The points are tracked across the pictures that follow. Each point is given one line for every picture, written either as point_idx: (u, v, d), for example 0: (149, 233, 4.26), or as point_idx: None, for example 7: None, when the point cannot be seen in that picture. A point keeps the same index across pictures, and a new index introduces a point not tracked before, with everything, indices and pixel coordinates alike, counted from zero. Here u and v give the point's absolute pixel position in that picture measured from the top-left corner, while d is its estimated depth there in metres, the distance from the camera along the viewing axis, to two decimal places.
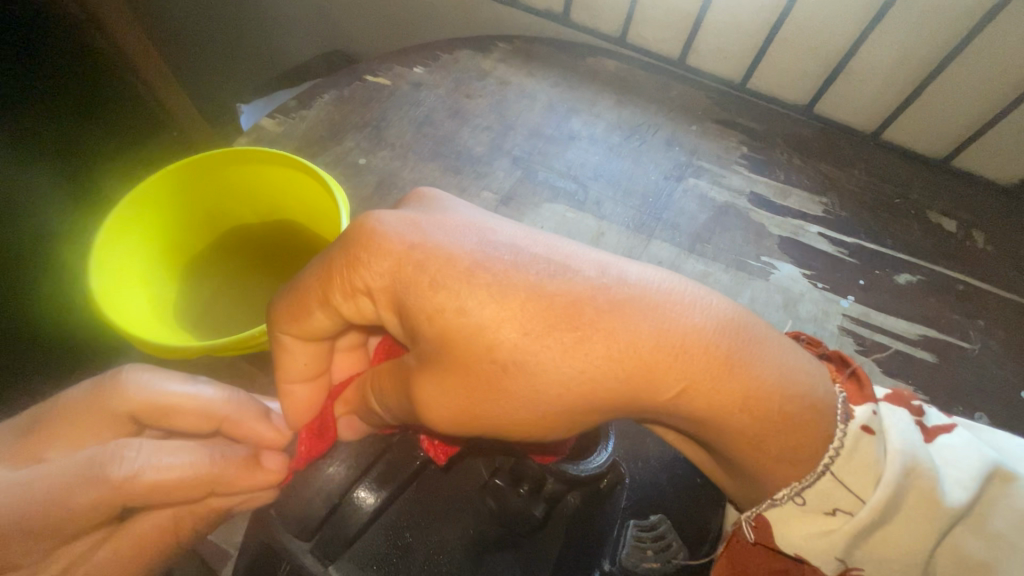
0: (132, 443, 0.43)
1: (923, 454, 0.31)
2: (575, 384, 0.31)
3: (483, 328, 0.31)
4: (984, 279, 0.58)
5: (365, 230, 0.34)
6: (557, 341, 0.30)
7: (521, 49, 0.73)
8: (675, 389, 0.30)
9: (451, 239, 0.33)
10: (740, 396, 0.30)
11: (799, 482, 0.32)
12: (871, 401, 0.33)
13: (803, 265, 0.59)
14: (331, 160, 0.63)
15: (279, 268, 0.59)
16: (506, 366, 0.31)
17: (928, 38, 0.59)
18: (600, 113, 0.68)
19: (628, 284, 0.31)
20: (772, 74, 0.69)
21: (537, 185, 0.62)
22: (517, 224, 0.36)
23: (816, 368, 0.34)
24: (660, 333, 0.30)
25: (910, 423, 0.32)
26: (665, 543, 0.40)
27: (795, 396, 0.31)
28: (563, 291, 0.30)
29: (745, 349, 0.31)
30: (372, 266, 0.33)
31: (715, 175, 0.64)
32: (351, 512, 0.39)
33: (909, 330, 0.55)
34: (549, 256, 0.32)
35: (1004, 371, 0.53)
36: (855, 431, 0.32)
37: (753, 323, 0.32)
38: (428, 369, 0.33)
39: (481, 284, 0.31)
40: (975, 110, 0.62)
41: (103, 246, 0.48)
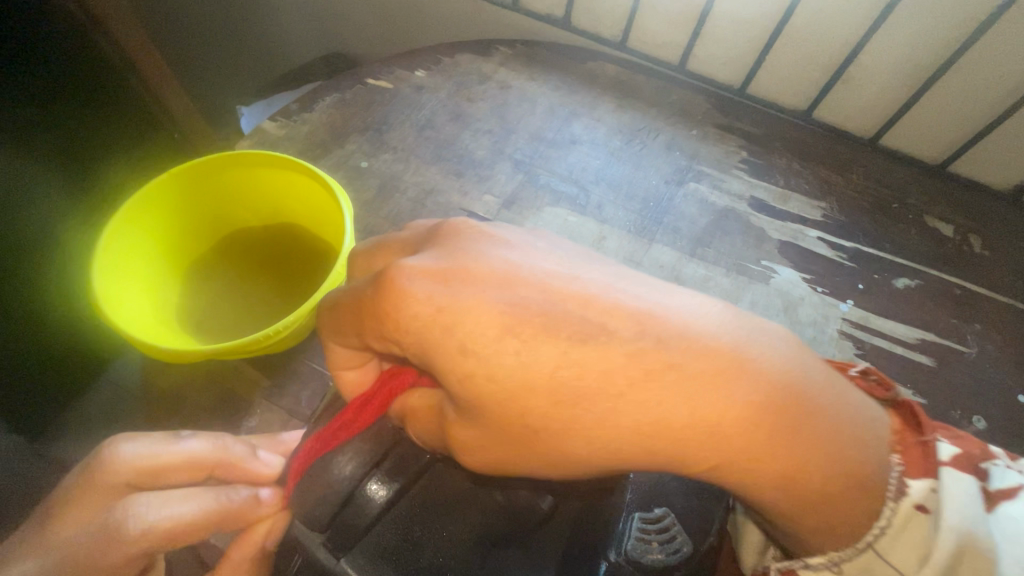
0: (146, 504, 0.38)
1: (979, 531, 0.30)
2: (602, 447, 0.31)
3: (516, 395, 0.30)
4: (981, 283, 0.59)
5: (394, 280, 0.30)
6: (587, 411, 0.30)
7: (522, 53, 0.73)
8: (705, 461, 0.30)
9: (482, 295, 0.30)
10: (787, 475, 0.30)
11: (839, 552, 0.32)
12: (932, 474, 0.31)
13: (803, 269, 0.59)
14: (333, 163, 0.63)
15: (282, 274, 0.59)
16: (536, 432, 0.31)
17: (926, 45, 0.59)
18: (601, 118, 0.69)
19: (670, 347, 0.29)
20: (771, 80, 0.70)
21: (539, 189, 0.63)
22: (553, 261, 0.32)
23: (867, 427, 0.32)
24: (692, 411, 0.29)
25: (972, 491, 0.31)
26: (670, 536, 0.36)
27: (843, 471, 0.30)
28: (597, 360, 0.29)
29: (801, 420, 0.30)
30: (403, 320, 0.30)
31: (714, 180, 0.65)
32: (363, 504, 0.35)
33: (908, 334, 0.56)
34: (587, 319, 0.30)
35: (1001, 374, 0.54)
36: (907, 509, 0.31)
37: (806, 393, 0.30)
38: (465, 418, 0.32)
39: (515, 351, 0.29)
40: (972, 116, 0.63)
41: (104, 255, 0.48)
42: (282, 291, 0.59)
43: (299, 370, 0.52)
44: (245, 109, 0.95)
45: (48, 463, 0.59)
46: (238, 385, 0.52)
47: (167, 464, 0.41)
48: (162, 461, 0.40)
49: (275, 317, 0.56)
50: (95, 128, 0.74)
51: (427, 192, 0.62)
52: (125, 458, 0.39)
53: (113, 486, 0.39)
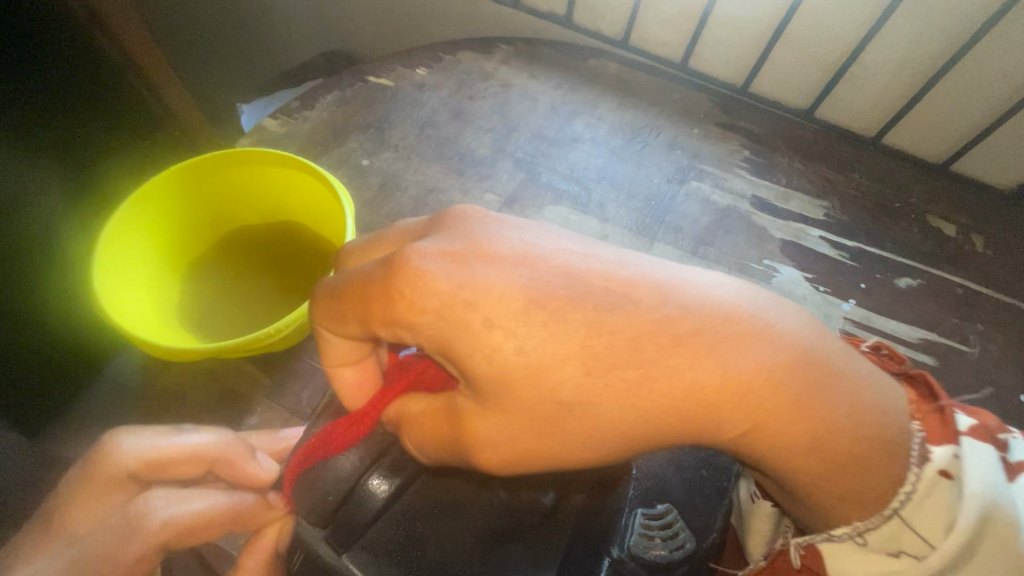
0: (153, 502, 0.40)
1: (1004, 497, 0.29)
2: (635, 425, 0.30)
3: (543, 370, 0.30)
4: (983, 283, 0.59)
5: (408, 260, 0.31)
6: (619, 381, 0.30)
7: (524, 51, 0.73)
8: (733, 430, 0.30)
9: (503, 271, 0.31)
10: (810, 439, 0.30)
11: (862, 523, 0.32)
12: (952, 441, 0.31)
13: (805, 269, 0.59)
14: (334, 161, 0.63)
15: (283, 271, 0.59)
16: (570, 407, 0.30)
17: (929, 44, 0.59)
18: (603, 116, 0.68)
19: (691, 316, 0.30)
20: (774, 78, 0.70)
21: (540, 187, 0.63)
22: (568, 240, 0.33)
23: (883, 394, 0.32)
24: (722, 374, 0.29)
25: (993, 461, 0.30)
26: (673, 531, 0.36)
27: (863, 433, 0.30)
28: (624, 327, 0.30)
29: (818, 382, 0.30)
30: (423, 299, 0.30)
31: (717, 178, 0.65)
32: (364, 499, 0.35)
33: (910, 334, 0.56)
34: (607, 287, 0.31)
35: (1003, 374, 0.54)
36: (931, 475, 0.31)
37: (821, 358, 0.31)
38: (488, 407, 0.32)
39: (539, 324, 0.30)
40: (975, 115, 0.62)
41: (105, 251, 0.48)
42: (283, 288, 0.58)
43: (300, 367, 0.52)
44: (246, 107, 0.95)
45: (46, 461, 0.59)
46: (239, 382, 0.52)
47: (169, 455, 0.43)
48: (161, 455, 0.42)
49: (276, 315, 0.56)
50: (96, 127, 0.74)
51: (428, 190, 0.62)
52: (126, 451, 0.41)
53: (116, 478, 0.41)
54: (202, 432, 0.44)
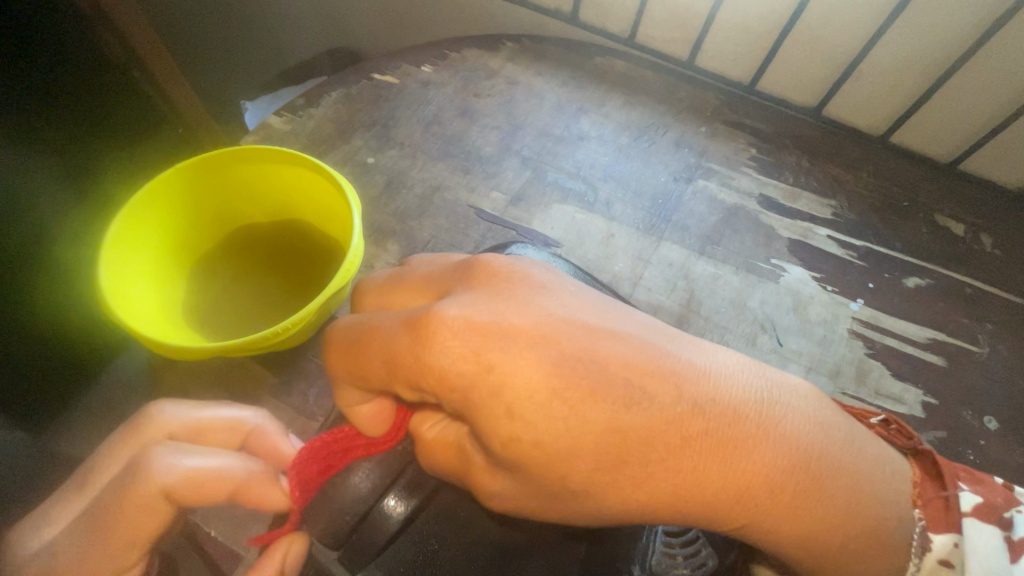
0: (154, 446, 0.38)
1: None
2: (634, 510, 0.31)
3: (558, 460, 0.30)
4: (991, 282, 0.59)
5: (434, 330, 0.30)
6: (629, 476, 0.30)
7: (529, 48, 0.73)
8: (735, 521, 0.31)
9: (525, 354, 0.29)
10: (810, 530, 0.30)
11: None
12: (955, 529, 0.31)
13: (812, 268, 0.59)
14: (339, 159, 0.63)
15: (289, 271, 0.59)
16: (575, 492, 0.31)
17: (939, 42, 0.59)
18: (609, 114, 0.68)
19: (706, 415, 0.30)
20: (780, 76, 0.69)
21: (547, 186, 0.62)
22: (590, 313, 0.33)
23: (894, 490, 0.32)
24: (727, 478, 0.30)
25: (995, 543, 0.29)
26: (698, 556, 0.35)
27: (864, 522, 0.30)
28: (639, 424, 0.30)
29: (823, 477, 0.30)
30: (448, 375, 0.30)
31: (724, 177, 0.64)
32: (380, 521, 0.35)
33: (918, 334, 0.55)
34: (628, 379, 0.30)
35: (1013, 374, 0.54)
36: (932, 564, 0.30)
37: (829, 457, 0.31)
38: (497, 470, 0.32)
39: (559, 416, 0.29)
40: (984, 113, 0.62)
41: (112, 250, 0.48)
42: (289, 289, 0.58)
43: (306, 368, 0.52)
44: (250, 104, 0.94)
45: (53, 460, 0.59)
46: (245, 382, 0.52)
47: (209, 422, 0.43)
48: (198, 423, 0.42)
49: (280, 315, 0.56)
50: (102, 126, 0.74)
51: (434, 188, 0.61)
52: (167, 418, 0.41)
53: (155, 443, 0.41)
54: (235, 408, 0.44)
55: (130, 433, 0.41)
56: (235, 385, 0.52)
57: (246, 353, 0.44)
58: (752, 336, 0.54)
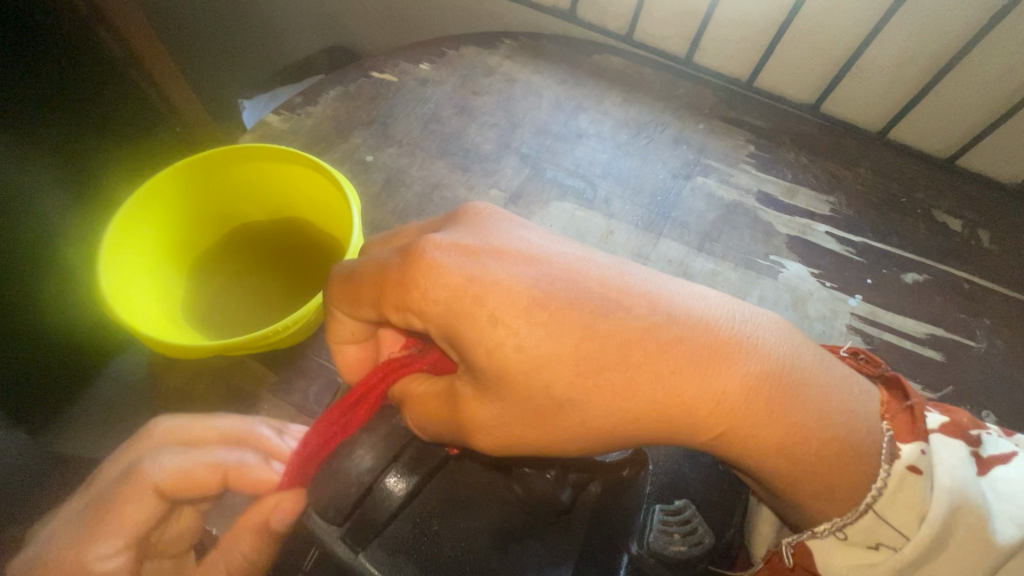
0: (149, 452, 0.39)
1: (973, 490, 0.29)
2: (612, 424, 0.32)
3: (537, 369, 0.31)
4: (989, 278, 0.59)
5: (424, 252, 0.32)
6: (607, 382, 0.31)
7: (528, 46, 0.73)
8: (712, 432, 0.31)
9: (508, 269, 0.31)
10: (784, 438, 0.31)
11: (840, 518, 0.31)
12: (922, 438, 0.31)
13: (811, 264, 0.59)
14: (338, 157, 0.63)
15: (288, 268, 0.59)
16: (560, 403, 0.32)
17: (935, 39, 0.59)
18: (608, 111, 0.68)
19: (681, 324, 0.31)
20: (778, 73, 0.70)
21: (545, 183, 0.62)
22: (574, 245, 0.35)
23: (864, 405, 0.33)
24: (703, 383, 0.30)
25: (964, 454, 0.30)
26: (691, 527, 0.36)
27: (835, 434, 0.31)
28: (615, 330, 0.31)
29: (798, 385, 0.31)
30: (433, 292, 0.31)
31: (722, 174, 0.64)
32: (382, 498, 0.34)
33: (918, 329, 0.55)
34: (602, 292, 0.32)
35: (1010, 369, 0.54)
36: (900, 471, 0.30)
37: (801, 368, 0.32)
38: (486, 392, 0.33)
39: (539, 323, 0.31)
40: (981, 110, 0.62)
41: (111, 248, 0.48)
42: (288, 286, 0.58)
43: (305, 364, 0.52)
44: (248, 103, 0.94)
45: (55, 459, 0.60)
46: (245, 380, 0.52)
47: (195, 430, 0.42)
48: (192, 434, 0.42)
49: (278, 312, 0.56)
50: (100, 126, 0.74)
51: (433, 185, 0.61)
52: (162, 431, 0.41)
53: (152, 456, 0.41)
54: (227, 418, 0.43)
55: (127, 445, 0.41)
56: (236, 384, 0.52)
57: (248, 351, 0.44)
58: None
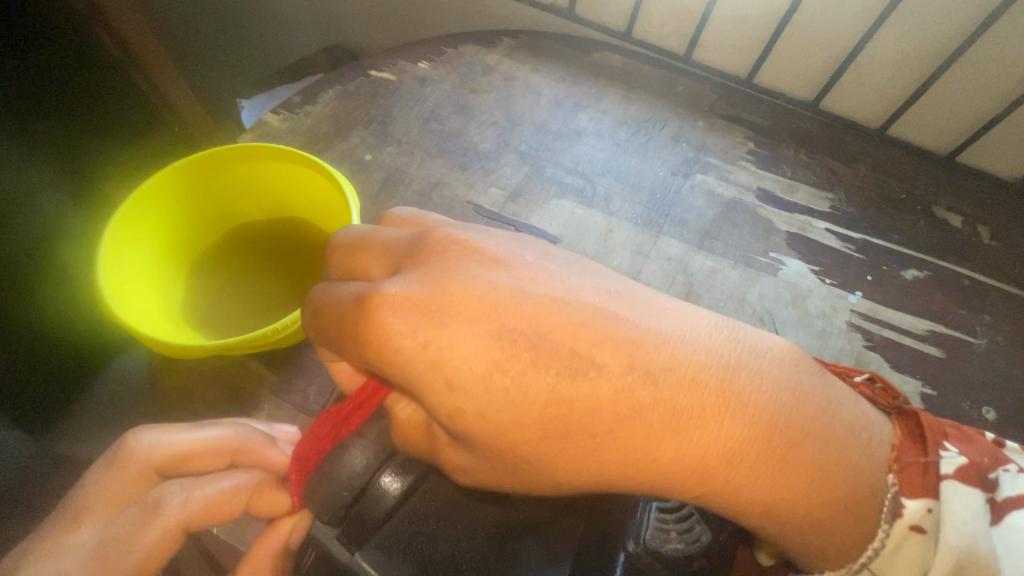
0: (163, 488, 0.38)
1: (985, 545, 0.27)
2: (590, 479, 0.32)
3: (505, 432, 0.31)
4: (989, 274, 0.59)
5: (376, 309, 0.31)
6: (575, 444, 0.31)
7: (526, 44, 0.73)
8: (692, 492, 0.31)
9: (464, 330, 0.31)
10: (766, 503, 0.30)
11: (833, 573, 0.30)
12: (931, 494, 0.29)
13: (811, 261, 0.59)
14: (337, 156, 0.63)
15: (287, 268, 0.59)
16: (527, 460, 0.32)
17: (935, 35, 0.59)
18: (607, 109, 0.68)
19: (654, 387, 0.30)
20: (778, 70, 0.69)
21: (544, 181, 0.62)
22: (545, 283, 0.33)
23: (872, 455, 0.30)
24: (676, 448, 0.30)
25: (979, 507, 0.28)
26: (689, 526, 0.36)
27: (830, 498, 0.29)
28: (581, 394, 0.30)
29: (790, 449, 0.29)
30: (392, 352, 0.31)
31: (721, 171, 0.64)
32: (377, 499, 0.33)
33: (918, 326, 0.55)
34: (568, 350, 0.31)
35: (1010, 365, 0.54)
36: (902, 530, 0.28)
37: (799, 422, 0.30)
38: (460, 444, 0.33)
39: (500, 389, 0.30)
40: (980, 106, 0.62)
41: (110, 249, 0.48)
42: (287, 286, 0.58)
43: (305, 364, 0.52)
44: (246, 103, 0.94)
45: (56, 460, 0.60)
46: (245, 380, 0.52)
47: (190, 447, 0.40)
48: (185, 449, 0.40)
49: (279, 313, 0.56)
50: (97, 127, 0.73)
51: (432, 185, 0.61)
52: (152, 447, 0.39)
53: (145, 473, 0.38)
54: (220, 425, 0.42)
55: (115, 464, 0.38)
56: (236, 384, 0.52)
57: (247, 350, 0.44)
58: None
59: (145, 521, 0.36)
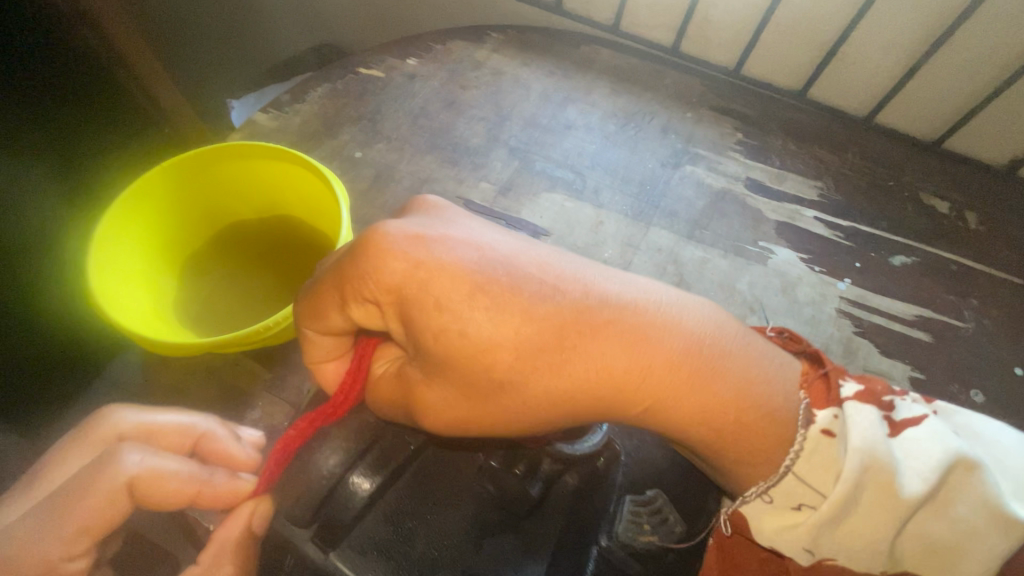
0: (124, 448, 0.39)
1: (883, 449, 0.31)
2: (551, 402, 0.32)
3: (483, 350, 0.31)
4: (977, 259, 0.59)
5: (373, 241, 0.31)
6: (544, 362, 0.32)
7: (515, 39, 0.73)
8: (640, 404, 0.33)
9: (454, 257, 0.31)
10: (704, 409, 0.33)
11: (765, 482, 0.33)
12: (834, 405, 0.33)
13: (800, 249, 0.59)
14: (326, 154, 0.63)
15: (279, 265, 0.59)
16: (500, 383, 0.32)
17: (919, 22, 0.59)
18: (596, 102, 0.68)
19: (611, 306, 0.33)
20: (765, 60, 0.70)
21: (535, 175, 0.62)
22: (510, 234, 0.36)
23: (782, 376, 0.35)
24: (629, 359, 0.32)
25: (874, 418, 0.32)
26: (662, 516, 0.40)
27: (753, 405, 0.33)
28: (552, 314, 0.32)
29: (720, 360, 0.34)
30: (384, 280, 0.31)
31: (710, 162, 0.64)
32: (347, 497, 0.36)
33: (906, 311, 0.56)
34: (541, 276, 0.32)
35: (998, 348, 0.54)
36: (815, 435, 0.32)
37: (722, 343, 0.34)
38: (432, 376, 0.33)
39: (484, 306, 0.31)
40: (965, 92, 0.63)
41: (100, 246, 0.48)
42: (279, 283, 0.59)
43: (298, 360, 0.52)
44: (237, 103, 0.94)
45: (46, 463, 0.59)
46: (238, 376, 0.52)
47: (161, 425, 0.42)
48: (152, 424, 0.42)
49: (270, 309, 0.56)
50: (87, 130, 0.73)
51: (422, 180, 0.62)
52: (122, 420, 0.42)
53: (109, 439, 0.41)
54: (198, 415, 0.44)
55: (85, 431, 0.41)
56: (227, 383, 0.51)
57: (240, 348, 0.44)
58: (741, 318, 0.55)
59: (102, 471, 0.38)
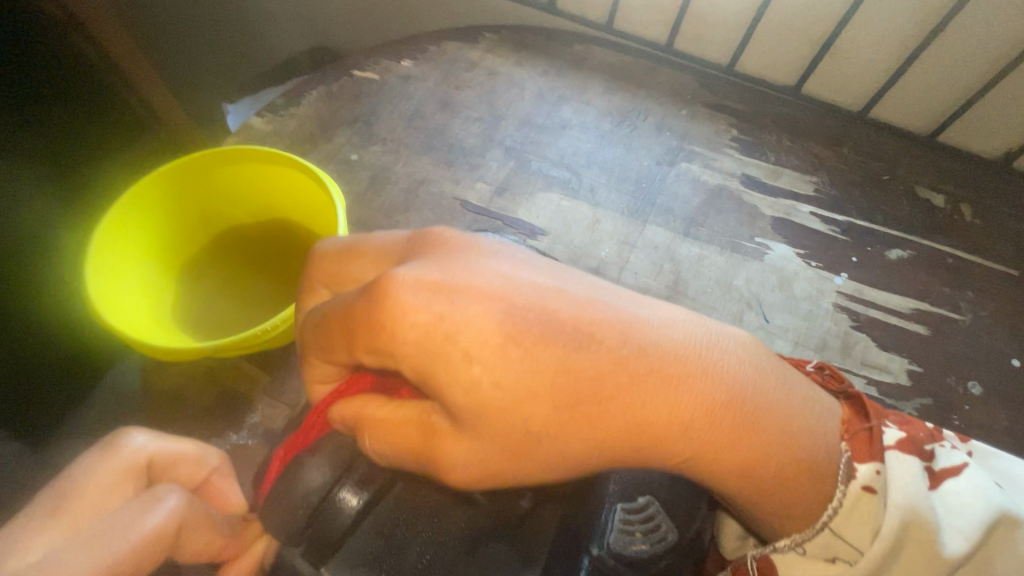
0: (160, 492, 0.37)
1: (925, 505, 0.31)
2: (586, 454, 0.31)
3: (516, 404, 0.30)
4: (973, 251, 0.60)
5: (388, 292, 0.30)
6: (580, 415, 0.30)
7: (509, 38, 0.73)
8: (677, 457, 0.32)
9: (481, 306, 0.30)
10: (742, 465, 0.31)
11: (799, 534, 0.33)
12: (877, 458, 0.32)
13: (796, 245, 0.59)
14: (323, 157, 0.63)
15: (276, 269, 0.59)
16: (535, 437, 0.31)
17: (910, 16, 0.60)
18: (590, 101, 0.68)
19: (650, 355, 0.31)
20: (758, 56, 0.70)
21: (531, 175, 0.63)
22: (540, 266, 0.34)
23: (823, 426, 0.33)
24: (668, 410, 0.31)
25: (916, 471, 0.31)
26: (654, 525, 0.38)
27: (790, 455, 0.32)
28: (587, 364, 0.30)
29: (761, 409, 0.32)
30: (403, 333, 0.29)
31: (706, 159, 0.65)
32: (335, 515, 0.34)
33: (902, 305, 0.56)
34: (575, 322, 0.31)
35: (995, 339, 0.55)
36: (855, 491, 0.32)
37: (762, 392, 0.32)
38: (463, 432, 0.31)
39: (516, 359, 0.30)
40: (958, 85, 0.63)
41: (96, 254, 0.47)
42: (276, 287, 0.59)
43: (298, 365, 0.52)
44: (232, 106, 0.94)
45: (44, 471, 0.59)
46: (238, 383, 0.52)
47: (182, 454, 0.41)
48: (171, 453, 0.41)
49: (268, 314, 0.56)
50: (86, 139, 0.74)
51: (418, 182, 0.62)
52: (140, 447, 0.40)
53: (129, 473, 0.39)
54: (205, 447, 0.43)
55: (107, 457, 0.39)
56: (227, 388, 0.51)
57: (237, 352, 0.44)
58: (739, 314, 0.55)
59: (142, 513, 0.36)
